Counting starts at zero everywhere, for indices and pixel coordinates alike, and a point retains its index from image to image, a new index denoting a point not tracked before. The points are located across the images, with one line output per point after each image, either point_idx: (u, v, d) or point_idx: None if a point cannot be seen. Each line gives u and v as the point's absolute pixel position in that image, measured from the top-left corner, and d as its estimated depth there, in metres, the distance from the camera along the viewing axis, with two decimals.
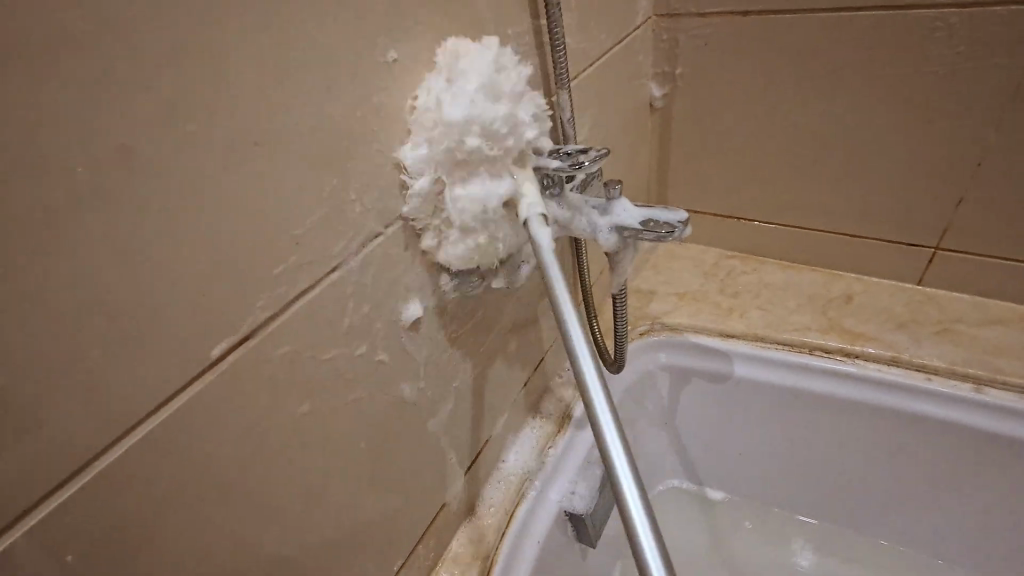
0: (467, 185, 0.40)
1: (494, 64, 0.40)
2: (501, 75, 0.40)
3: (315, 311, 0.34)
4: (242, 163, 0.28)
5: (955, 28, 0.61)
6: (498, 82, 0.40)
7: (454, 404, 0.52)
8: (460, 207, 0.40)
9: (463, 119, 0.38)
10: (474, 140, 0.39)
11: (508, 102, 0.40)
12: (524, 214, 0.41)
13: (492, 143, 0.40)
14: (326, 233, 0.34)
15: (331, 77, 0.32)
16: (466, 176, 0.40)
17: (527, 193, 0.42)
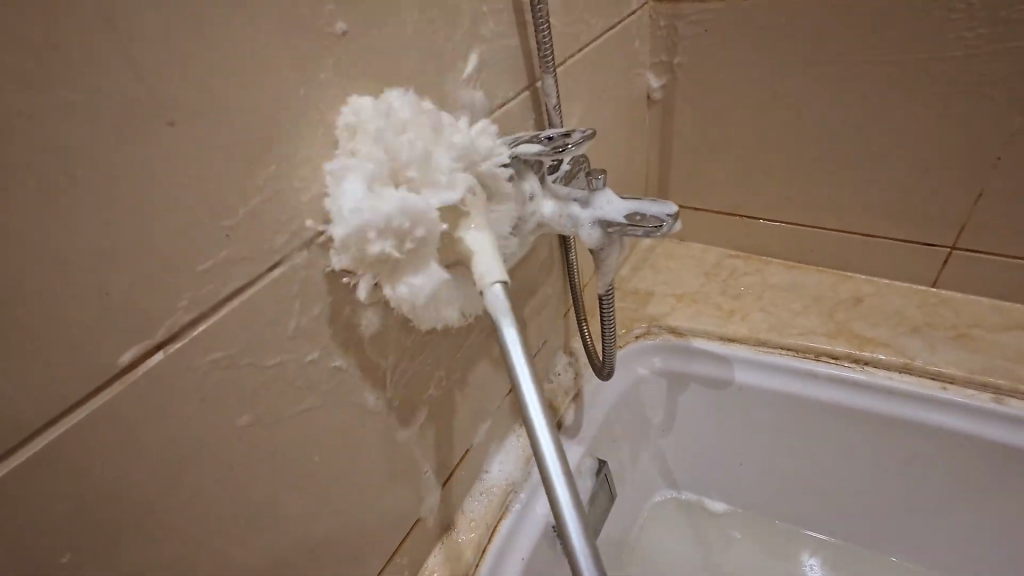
0: (399, 288, 0.35)
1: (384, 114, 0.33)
2: (390, 131, 0.33)
3: (253, 312, 0.31)
4: (152, 143, 0.24)
5: (975, 10, 0.57)
6: (397, 146, 0.33)
7: (428, 412, 0.48)
8: (400, 299, 0.35)
9: (353, 230, 0.32)
10: (379, 245, 0.33)
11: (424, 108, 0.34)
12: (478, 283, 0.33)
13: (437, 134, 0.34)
14: (265, 225, 0.30)
15: (269, 49, 0.28)
16: (394, 276, 0.35)
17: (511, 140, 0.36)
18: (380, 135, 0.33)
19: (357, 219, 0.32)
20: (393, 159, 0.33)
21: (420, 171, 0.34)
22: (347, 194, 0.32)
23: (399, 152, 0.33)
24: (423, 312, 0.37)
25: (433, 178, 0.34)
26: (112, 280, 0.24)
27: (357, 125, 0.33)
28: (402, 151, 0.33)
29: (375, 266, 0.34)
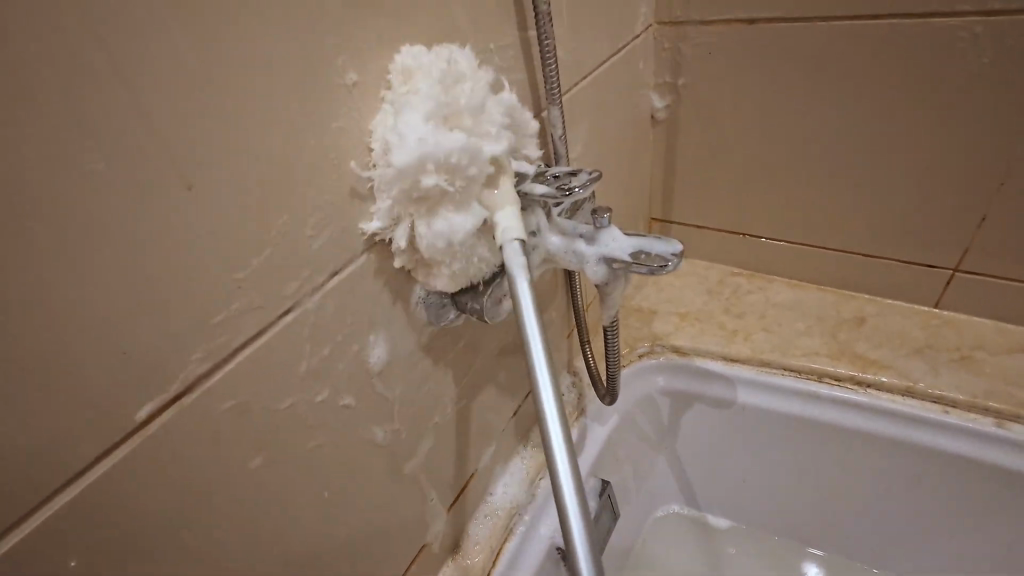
0: (433, 223, 0.36)
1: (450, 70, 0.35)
2: (455, 83, 0.35)
3: (264, 359, 0.31)
4: (172, 208, 0.25)
5: (978, 39, 0.57)
6: (456, 92, 0.35)
7: (434, 441, 0.49)
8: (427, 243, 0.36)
9: (413, 160, 0.33)
10: (431, 180, 0.34)
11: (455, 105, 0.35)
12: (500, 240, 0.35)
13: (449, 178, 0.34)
14: (278, 274, 0.31)
15: (282, 105, 0.29)
16: (430, 213, 0.36)
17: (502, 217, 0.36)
18: (442, 78, 0.34)
19: (419, 150, 0.33)
20: (451, 101, 0.35)
21: (474, 120, 0.36)
22: (409, 125, 0.33)
23: (458, 96, 0.35)
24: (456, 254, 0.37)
25: (484, 129, 0.36)
26: (129, 337, 0.25)
27: (413, 70, 0.34)
28: (462, 96, 0.35)
29: (413, 203, 0.35)
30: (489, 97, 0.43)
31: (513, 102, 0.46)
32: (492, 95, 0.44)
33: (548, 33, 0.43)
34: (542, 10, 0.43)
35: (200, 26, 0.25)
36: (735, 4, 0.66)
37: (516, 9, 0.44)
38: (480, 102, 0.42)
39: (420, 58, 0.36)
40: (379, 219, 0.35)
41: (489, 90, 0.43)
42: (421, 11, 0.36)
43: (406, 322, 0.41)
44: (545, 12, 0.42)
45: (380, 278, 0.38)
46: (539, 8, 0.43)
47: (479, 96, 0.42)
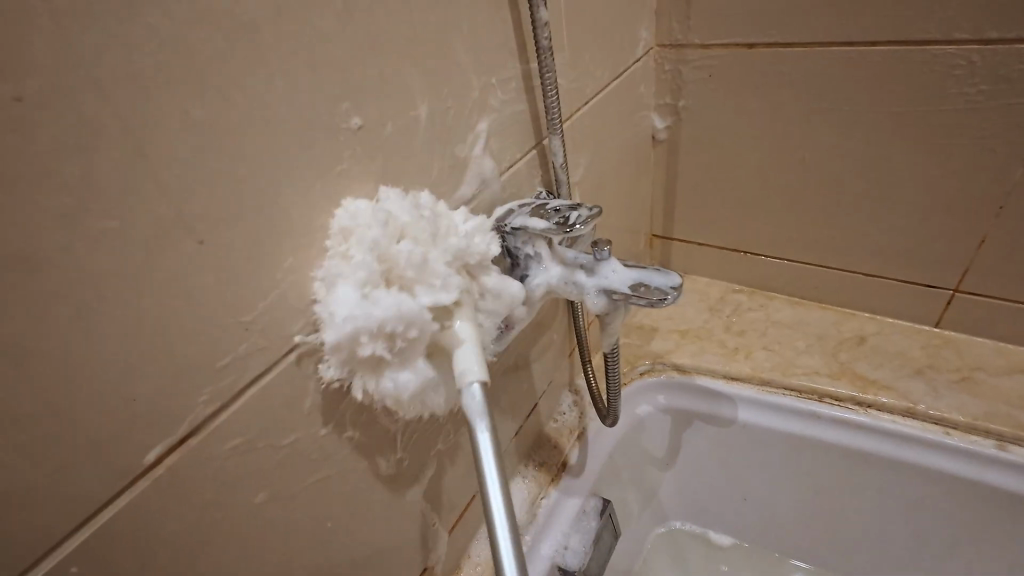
0: (382, 381, 0.34)
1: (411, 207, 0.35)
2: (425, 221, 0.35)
3: (267, 397, 0.32)
4: (182, 262, 0.26)
5: (975, 66, 0.58)
6: (393, 251, 0.33)
7: (437, 466, 0.49)
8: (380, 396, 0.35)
9: (347, 326, 0.31)
10: (368, 348, 0.32)
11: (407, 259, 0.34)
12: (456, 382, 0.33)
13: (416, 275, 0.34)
14: (282, 315, 0.31)
15: (287, 151, 0.30)
16: (377, 371, 0.34)
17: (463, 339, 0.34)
18: (375, 244, 0.33)
19: (350, 325, 0.31)
20: (420, 205, 0.36)
21: (419, 260, 0.34)
22: (340, 299, 0.32)
23: (395, 260, 0.33)
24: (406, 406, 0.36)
25: (447, 231, 0.37)
26: (138, 385, 0.26)
27: (352, 229, 0.33)
28: (401, 215, 0.34)
29: (359, 365, 0.34)
30: (490, 129, 0.44)
31: (514, 132, 0.47)
32: (494, 127, 0.44)
33: (548, 66, 0.44)
34: (542, 43, 0.43)
35: (209, 83, 0.26)
36: (734, 28, 0.67)
37: (517, 43, 0.45)
38: (483, 134, 0.43)
39: (422, 97, 0.37)
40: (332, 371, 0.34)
41: (490, 123, 0.44)
42: (421, 52, 0.36)
43: None
44: (545, 46, 0.43)
45: None
46: (539, 42, 0.43)
47: (482, 128, 0.43)
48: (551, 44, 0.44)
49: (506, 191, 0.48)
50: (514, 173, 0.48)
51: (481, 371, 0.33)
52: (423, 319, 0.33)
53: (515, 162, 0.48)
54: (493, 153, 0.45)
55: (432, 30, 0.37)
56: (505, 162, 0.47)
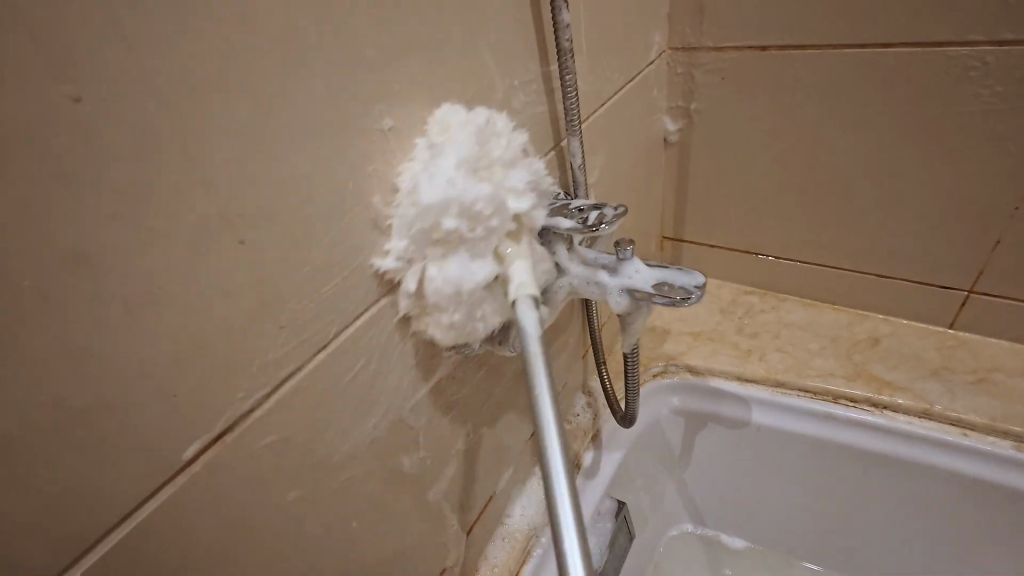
0: (437, 268, 0.36)
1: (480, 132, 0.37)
2: (491, 139, 0.38)
3: (299, 395, 0.32)
4: (223, 260, 0.27)
5: (990, 67, 0.58)
6: (489, 143, 0.38)
7: (457, 466, 0.49)
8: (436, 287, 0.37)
9: (439, 201, 0.34)
10: (452, 221, 0.35)
11: (492, 174, 0.37)
12: (512, 295, 0.37)
13: (472, 223, 0.36)
14: (314, 312, 0.32)
15: (322, 152, 0.30)
16: (444, 256, 0.36)
17: (517, 271, 0.38)
18: (464, 154, 0.36)
19: (421, 214, 0.34)
20: (484, 151, 0.37)
21: (500, 167, 0.38)
22: (428, 186, 0.34)
23: (487, 144, 0.37)
24: (454, 307, 0.38)
25: (507, 181, 0.38)
26: (178, 381, 0.26)
27: (448, 124, 0.36)
28: (496, 150, 0.38)
29: (415, 248, 0.36)
30: (512, 130, 0.44)
31: (534, 133, 0.48)
32: (515, 128, 0.45)
33: (570, 68, 0.44)
34: (564, 45, 0.44)
35: (251, 83, 0.26)
36: (747, 31, 0.67)
37: (538, 46, 0.45)
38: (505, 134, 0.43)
39: (449, 98, 0.37)
40: (391, 258, 0.35)
41: (512, 124, 0.44)
42: (448, 54, 0.37)
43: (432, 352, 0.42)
44: (567, 48, 0.43)
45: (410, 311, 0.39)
46: (561, 44, 0.44)
47: None
48: (572, 46, 0.44)
49: None
50: None
51: (533, 289, 0.37)
52: (501, 207, 0.37)
53: (535, 163, 0.49)
54: None
55: (459, 33, 0.37)
56: None
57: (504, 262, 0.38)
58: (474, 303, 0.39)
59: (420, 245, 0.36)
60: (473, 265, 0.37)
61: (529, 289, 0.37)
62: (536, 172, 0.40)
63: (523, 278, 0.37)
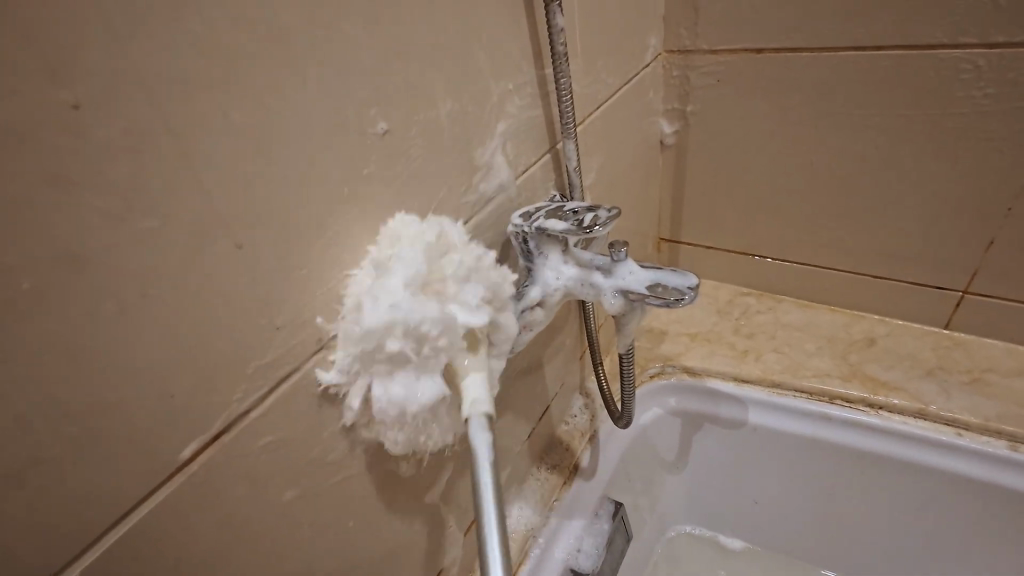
0: (391, 389, 0.35)
1: (430, 248, 0.36)
2: (441, 256, 0.37)
3: (296, 394, 0.32)
4: (220, 264, 0.27)
5: (981, 69, 0.59)
6: (439, 263, 0.36)
7: (454, 467, 0.50)
8: (380, 408, 0.35)
9: (382, 325, 0.33)
10: (397, 344, 0.33)
11: (438, 300, 0.35)
12: (467, 412, 0.34)
13: (417, 345, 0.34)
14: (311, 313, 0.32)
15: (319, 156, 0.31)
16: (389, 373, 0.35)
17: (470, 387, 0.35)
18: (414, 274, 0.34)
19: (369, 341, 0.33)
20: (432, 273, 0.36)
21: (454, 289, 0.36)
22: (388, 291, 0.33)
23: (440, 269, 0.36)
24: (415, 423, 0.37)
25: (461, 298, 0.37)
26: (176, 381, 0.26)
27: (398, 235, 0.36)
28: (445, 270, 0.36)
29: (375, 363, 0.34)
30: (507, 133, 0.45)
31: (530, 136, 0.48)
32: (510, 131, 0.45)
33: (564, 72, 0.44)
34: (559, 49, 0.44)
35: (248, 88, 0.26)
36: (742, 34, 0.68)
37: (533, 50, 0.46)
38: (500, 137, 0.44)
39: (444, 102, 0.38)
40: (332, 376, 0.34)
41: (507, 127, 0.45)
42: (443, 59, 0.37)
43: None
44: (561, 52, 0.44)
45: None
46: (555, 48, 0.44)
47: (499, 131, 0.44)
48: (567, 50, 0.44)
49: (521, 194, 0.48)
50: (530, 176, 0.49)
51: (488, 406, 0.34)
52: (456, 331, 0.35)
53: (531, 165, 0.49)
54: (509, 156, 0.46)
55: (454, 38, 0.38)
56: (521, 165, 0.48)
57: (463, 369, 0.36)
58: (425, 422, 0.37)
59: (361, 369, 0.34)
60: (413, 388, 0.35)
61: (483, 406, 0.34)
62: (491, 288, 0.39)
63: (474, 403, 0.34)
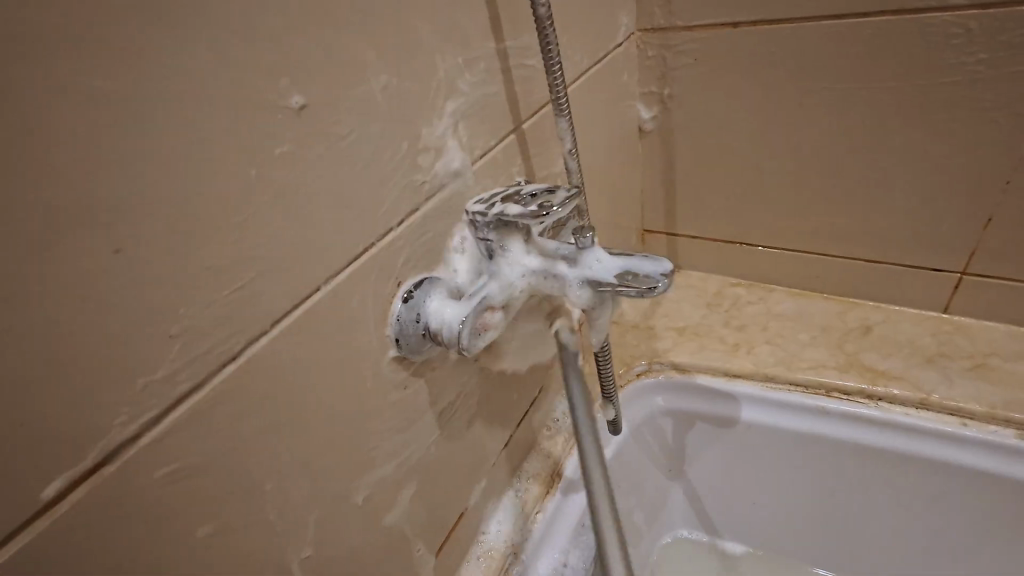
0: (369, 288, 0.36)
1: (410, 166, 0.37)
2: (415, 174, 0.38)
3: (204, 414, 0.28)
4: (86, 266, 0.22)
5: (974, 34, 0.55)
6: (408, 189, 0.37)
7: (418, 482, 0.45)
8: (406, 300, 0.39)
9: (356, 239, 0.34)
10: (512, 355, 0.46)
11: (425, 219, 0.39)
12: (443, 329, 0.38)
13: (404, 257, 0.38)
14: (216, 319, 0.27)
15: (217, 132, 0.26)
16: (365, 278, 0.36)
17: (447, 308, 0.39)
18: (387, 198, 0.36)
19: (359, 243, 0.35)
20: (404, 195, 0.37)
21: (428, 209, 0.39)
22: (360, 209, 0.34)
23: (406, 195, 0.37)
24: (427, 316, 0.39)
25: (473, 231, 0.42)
26: (29, 408, 0.21)
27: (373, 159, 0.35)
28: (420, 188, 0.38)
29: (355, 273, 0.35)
30: (460, 113, 0.41)
31: (487, 117, 0.44)
32: (463, 111, 0.41)
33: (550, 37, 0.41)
34: (541, 12, 0.41)
35: (110, 50, 0.22)
36: (719, 8, 0.64)
37: (487, 21, 0.42)
38: (450, 117, 0.40)
39: (378, 75, 0.34)
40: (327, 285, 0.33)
41: (459, 107, 0.40)
42: (375, 27, 0.33)
43: (378, 360, 0.38)
44: (544, 16, 0.41)
45: (346, 316, 0.35)
46: (537, 11, 0.41)
47: (450, 109, 0.40)
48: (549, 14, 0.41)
49: (480, 181, 0.44)
50: (490, 161, 0.45)
51: (455, 323, 0.38)
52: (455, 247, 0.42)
53: (490, 149, 0.45)
54: (463, 138, 0.42)
55: (389, 2, 0.33)
56: (479, 148, 0.43)
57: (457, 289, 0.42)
58: (443, 312, 0.39)
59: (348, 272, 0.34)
60: (424, 289, 0.39)
61: (452, 316, 0.38)
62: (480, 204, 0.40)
63: (449, 322, 0.38)
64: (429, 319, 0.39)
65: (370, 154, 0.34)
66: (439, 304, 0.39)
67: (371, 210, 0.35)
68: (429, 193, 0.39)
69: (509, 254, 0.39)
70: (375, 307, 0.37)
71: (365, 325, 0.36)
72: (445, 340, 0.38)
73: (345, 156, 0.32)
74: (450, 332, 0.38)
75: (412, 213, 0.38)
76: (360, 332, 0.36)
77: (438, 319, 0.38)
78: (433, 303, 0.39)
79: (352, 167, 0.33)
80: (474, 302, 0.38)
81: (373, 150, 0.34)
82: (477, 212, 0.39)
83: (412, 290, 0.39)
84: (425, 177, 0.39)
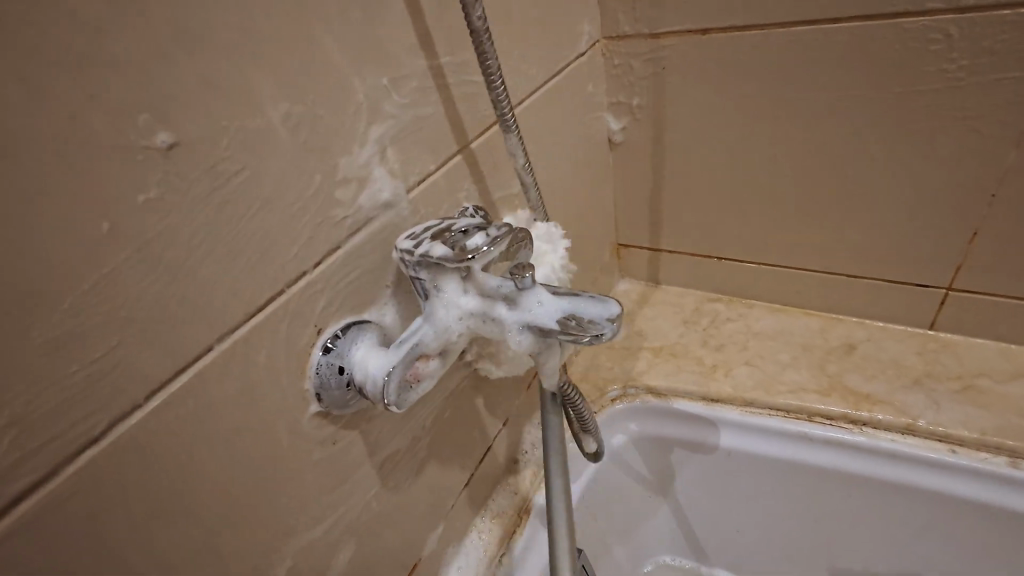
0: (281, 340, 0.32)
1: (327, 200, 0.33)
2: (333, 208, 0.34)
3: (55, 511, 0.23)
4: None
5: (953, 39, 0.52)
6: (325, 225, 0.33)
7: (358, 539, 0.41)
8: (329, 349, 0.35)
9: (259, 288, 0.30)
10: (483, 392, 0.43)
11: (349, 256, 0.35)
12: (368, 382, 0.34)
13: (324, 301, 0.34)
14: (64, 401, 0.23)
15: (56, 184, 0.22)
16: (275, 329, 0.32)
17: (373, 358, 0.35)
18: (298, 239, 0.32)
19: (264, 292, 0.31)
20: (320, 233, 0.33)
21: (353, 244, 0.35)
22: (262, 253, 0.30)
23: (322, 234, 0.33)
24: (352, 366, 0.35)
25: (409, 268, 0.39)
26: None
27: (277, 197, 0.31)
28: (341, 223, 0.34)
29: (261, 326, 0.31)
30: (388, 138, 0.37)
31: (423, 140, 0.40)
32: (392, 136, 0.37)
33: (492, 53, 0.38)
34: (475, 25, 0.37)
35: None
36: (686, 15, 0.60)
37: (417, 37, 0.38)
38: (376, 144, 0.36)
39: (277, 102, 0.30)
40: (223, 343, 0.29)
41: (386, 132, 0.36)
42: (272, 48, 0.29)
43: (296, 417, 0.34)
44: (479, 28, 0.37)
45: (251, 374, 0.31)
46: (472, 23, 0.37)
47: (375, 135, 0.36)
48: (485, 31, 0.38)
49: (417, 210, 0.40)
50: (429, 188, 0.41)
51: (380, 376, 0.34)
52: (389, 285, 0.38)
53: (429, 174, 0.41)
54: (394, 165, 0.38)
55: (288, 20, 0.29)
56: (414, 175, 0.40)
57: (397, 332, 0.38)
58: (369, 361, 0.35)
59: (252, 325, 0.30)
60: (350, 335, 0.36)
61: (378, 368, 0.34)
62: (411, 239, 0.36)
63: (374, 373, 0.34)
64: (353, 370, 0.35)
65: (272, 192, 0.30)
66: (366, 352, 0.35)
67: (277, 254, 0.31)
68: (352, 229, 0.35)
69: (443, 295, 0.35)
70: (289, 360, 0.33)
71: (278, 381, 0.32)
72: (371, 394, 0.34)
73: (237, 196, 0.28)
74: (376, 385, 0.34)
75: (332, 252, 0.34)
76: (271, 390, 0.32)
77: (364, 370, 0.34)
78: (360, 351, 0.35)
79: (248, 208, 0.29)
80: (403, 350, 0.34)
81: (276, 187, 0.30)
82: (405, 250, 0.35)
83: (334, 336, 0.35)
84: (346, 212, 0.35)
